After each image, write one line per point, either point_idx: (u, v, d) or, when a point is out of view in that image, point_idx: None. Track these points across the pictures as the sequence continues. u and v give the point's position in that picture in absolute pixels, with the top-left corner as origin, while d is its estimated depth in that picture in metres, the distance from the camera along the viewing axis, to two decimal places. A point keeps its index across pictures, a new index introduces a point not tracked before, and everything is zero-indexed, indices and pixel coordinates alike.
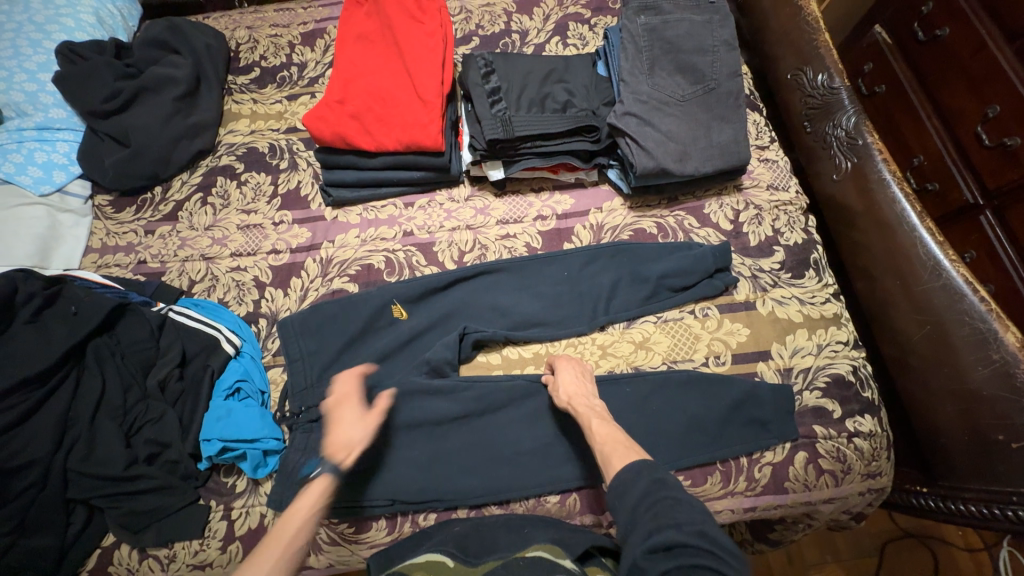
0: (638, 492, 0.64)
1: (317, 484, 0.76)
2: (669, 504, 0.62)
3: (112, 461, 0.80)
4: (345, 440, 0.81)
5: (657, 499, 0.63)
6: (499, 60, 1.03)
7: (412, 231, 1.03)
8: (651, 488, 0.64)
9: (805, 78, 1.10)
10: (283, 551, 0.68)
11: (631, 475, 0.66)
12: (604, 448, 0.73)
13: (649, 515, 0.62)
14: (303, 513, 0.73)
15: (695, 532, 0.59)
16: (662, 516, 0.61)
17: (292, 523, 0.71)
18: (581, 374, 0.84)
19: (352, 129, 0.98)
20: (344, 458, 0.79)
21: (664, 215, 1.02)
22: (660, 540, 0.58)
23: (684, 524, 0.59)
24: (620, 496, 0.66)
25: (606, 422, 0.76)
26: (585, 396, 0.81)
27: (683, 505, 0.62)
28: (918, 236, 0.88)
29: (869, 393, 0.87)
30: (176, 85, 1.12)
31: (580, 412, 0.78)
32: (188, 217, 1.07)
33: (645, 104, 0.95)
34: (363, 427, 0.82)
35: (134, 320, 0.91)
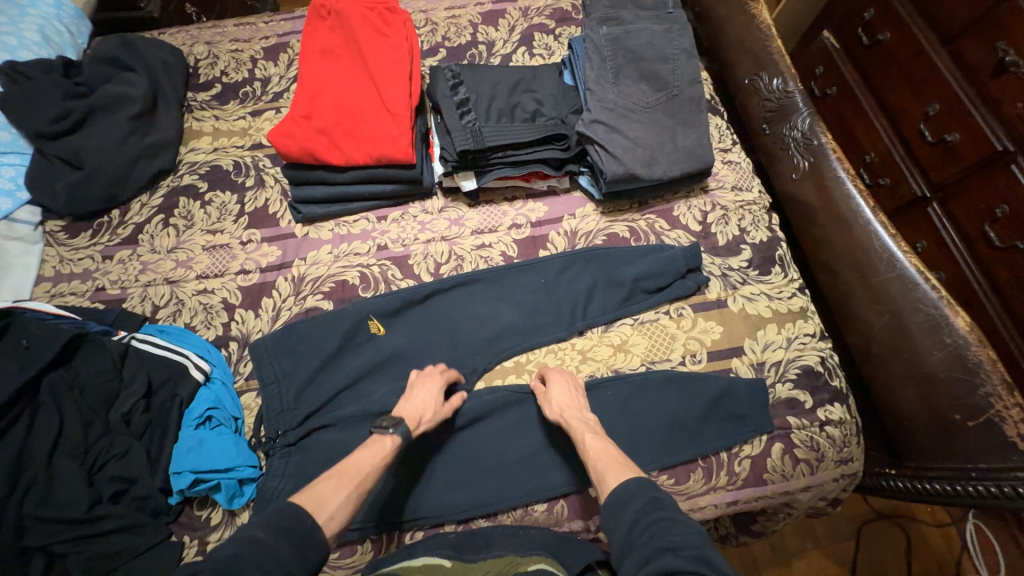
0: (633, 512, 0.64)
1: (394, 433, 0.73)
2: (665, 525, 0.61)
3: (74, 502, 0.76)
4: (419, 411, 0.79)
5: (653, 519, 0.62)
6: (467, 71, 1.03)
7: (386, 244, 1.02)
8: (647, 509, 0.64)
9: (762, 82, 1.15)
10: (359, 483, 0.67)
11: (628, 494, 0.66)
12: (599, 464, 0.72)
13: (646, 537, 0.61)
14: (375, 459, 0.70)
15: (693, 555, 0.58)
16: (658, 538, 0.60)
17: (370, 458, 0.70)
18: (572, 389, 0.84)
19: (321, 144, 0.96)
20: (414, 429, 0.77)
21: (636, 219, 1.04)
22: (658, 565, 0.57)
23: (681, 547, 0.58)
24: (615, 516, 0.65)
25: (599, 436, 0.77)
26: (575, 408, 0.81)
27: (680, 526, 0.61)
28: (873, 229, 0.93)
29: (838, 382, 0.91)
30: (131, 103, 1.08)
31: (573, 425, 0.78)
32: (149, 239, 1.03)
33: (613, 112, 0.98)
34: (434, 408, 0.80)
35: (93, 351, 0.86)
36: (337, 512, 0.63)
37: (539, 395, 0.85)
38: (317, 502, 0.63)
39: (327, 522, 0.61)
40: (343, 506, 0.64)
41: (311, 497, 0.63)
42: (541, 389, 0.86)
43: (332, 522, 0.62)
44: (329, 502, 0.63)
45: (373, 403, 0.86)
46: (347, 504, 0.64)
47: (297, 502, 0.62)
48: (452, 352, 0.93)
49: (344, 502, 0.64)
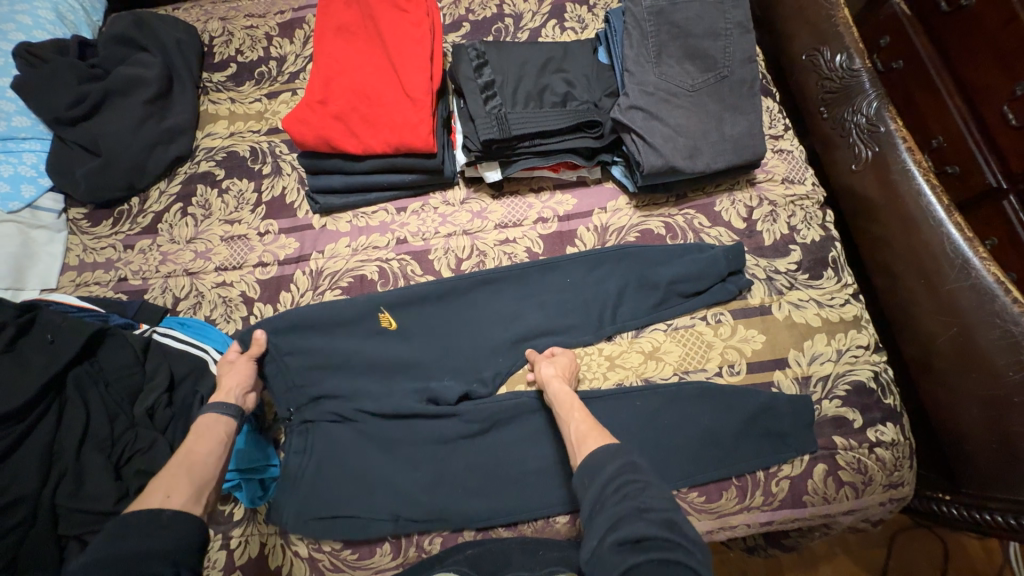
0: (607, 473, 0.61)
1: (207, 417, 0.75)
2: (638, 487, 0.59)
3: (102, 496, 0.77)
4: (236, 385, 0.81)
5: (625, 482, 0.60)
6: (492, 50, 0.95)
7: (405, 237, 0.97)
8: (621, 470, 0.61)
9: (822, 58, 1.02)
10: (189, 461, 0.69)
11: (604, 458, 0.63)
12: (581, 427, 0.71)
13: (617, 499, 0.59)
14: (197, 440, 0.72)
15: (660, 519, 0.56)
16: (630, 500, 0.57)
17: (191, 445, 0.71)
18: (569, 358, 0.83)
19: (337, 131, 0.91)
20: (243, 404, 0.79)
21: (672, 214, 0.96)
22: (629, 532, 0.55)
23: (651, 509, 0.56)
24: (589, 477, 0.63)
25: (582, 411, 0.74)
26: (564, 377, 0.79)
27: (652, 488, 0.59)
28: (946, 231, 0.82)
29: (891, 399, 0.83)
30: (146, 86, 1.04)
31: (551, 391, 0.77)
32: (169, 229, 1.01)
33: (652, 97, 0.88)
34: (236, 370, 0.82)
35: (116, 345, 0.86)
36: (169, 492, 0.64)
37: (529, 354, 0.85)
38: (148, 493, 0.64)
39: (163, 502, 0.63)
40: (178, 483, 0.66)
41: (142, 494, 0.64)
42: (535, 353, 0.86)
43: (171, 498, 0.64)
44: (156, 491, 0.64)
45: (392, 407, 0.84)
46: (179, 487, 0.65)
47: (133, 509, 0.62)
48: (474, 354, 0.88)
49: (180, 483, 0.66)
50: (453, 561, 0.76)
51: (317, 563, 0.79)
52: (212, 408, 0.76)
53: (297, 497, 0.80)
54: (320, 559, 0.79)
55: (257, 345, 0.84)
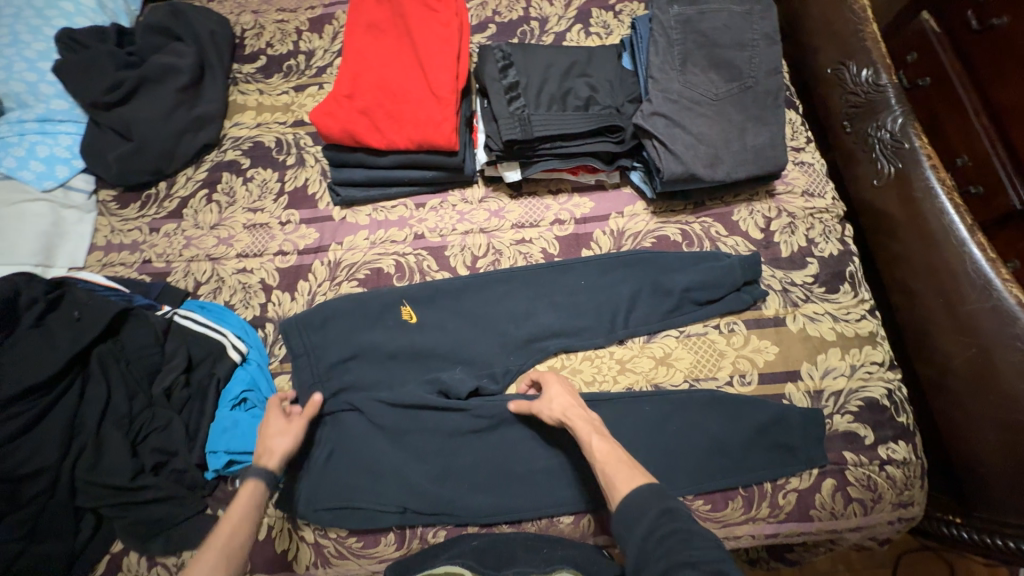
0: (649, 521, 0.60)
1: (250, 486, 0.72)
2: (683, 539, 0.58)
3: (119, 471, 0.79)
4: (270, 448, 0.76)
5: (669, 531, 0.59)
6: (518, 52, 0.96)
7: (423, 233, 0.98)
8: (662, 520, 0.60)
9: (848, 73, 1.02)
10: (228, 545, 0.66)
11: (642, 501, 0.62)
12: (606, 467, 0.68)
13: (660, 553, 0.58)
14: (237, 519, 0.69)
15: (711, 570, 0.56)
16: (676, 554, 0.57)
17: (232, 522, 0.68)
18: (565, 385, 0.80)
19: (362, 126, 0.92)
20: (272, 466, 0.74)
21: (689, 221, 0.96)
22: None
23: (700, 562, 0.57)
24: (630, 524, 0.61)
25: (605, 437, 0.71)
26: (577, 407, 0.76)
27: (697, 538, 0.59)
28: (968, 251, 0.82)
29: (904, 417, 0.82)
30: (179, 75, 1.07)
31: (577, 427, 0.73)
32: (193, 214, 1.04)
33: (676, 104, 0.89)
34: (289, 435, 0.77)
35: (138, 325, 0.89)
36: None
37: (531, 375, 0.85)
38: None
39: None
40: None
41: None
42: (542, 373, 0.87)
43: None
44: None
45: (402, 400, 0.85)
46: None
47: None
48: (485, 349, 0.89)
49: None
50: (458, 553, 0.76)
51: (322, 549, 0.80)
52: (255, 477, 0.73)
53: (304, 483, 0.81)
54: (325, 545, 0.80)
55: (314, 409, 0.81)
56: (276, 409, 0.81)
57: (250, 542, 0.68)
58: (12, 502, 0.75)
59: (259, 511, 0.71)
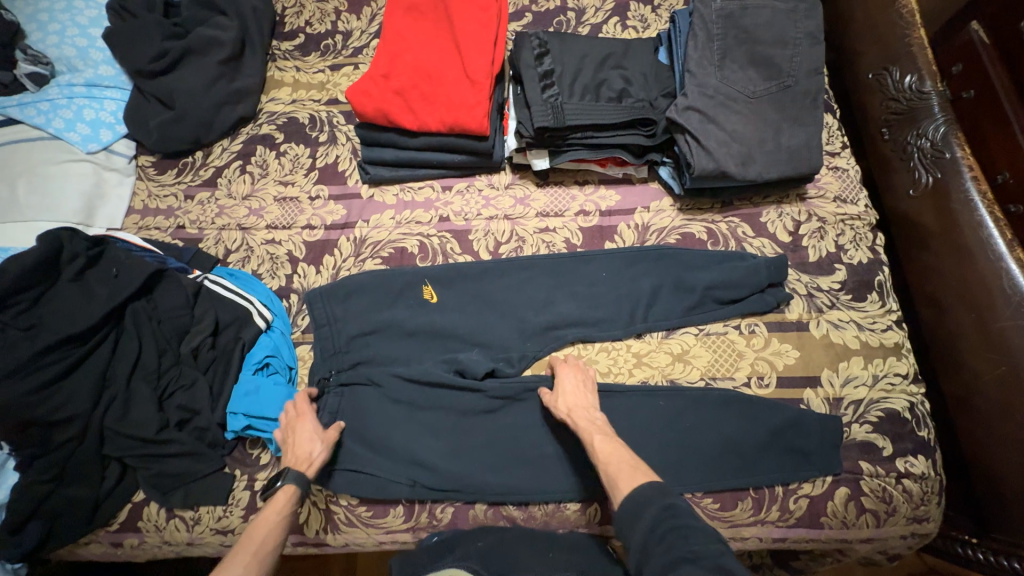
0: (648, 519, 0.61)
1: (287, 491, 0.73)
2: (682, 535, 0.58)
3: (146, 423, 0.82)
4: (306, 452, 0.77)
5: (669, 528, 0.59)
6: (555, 40, 0.96)
7: (448, 216, 0.99)
8: (662, 516, 0.61)
9: (890, 78, 1.00)
10: (259, 550, 0.68)
11: (642, 500, 0.63)
12: (608, 468, 0.69)
13: (662, 548, 0.58)
14: (270, 522, 0.70)
15: (711, 567, 0.55)
16: (675, 549, 0.57)
17: (265, 528, 0.70)
18: (580, 383, 0.81)
19: (396, 106, 0.94)
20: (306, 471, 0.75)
21: (716, 220, 0.95)
22: None
23: (701, 558, 0.56)
24: (630, 524, 0.62)
25: (608, 437, 0.72)
26: (584, 409, 0.78)
27: (697, 534, 0.58)
28: (1004, 266, 0.80)
29: (925, 432, 0.81)
30: (221, 48, 1.10)
31: (580, 427, 0.75)
32: (227, 184, 1.06)
33: (711, 100, 0.88)
34: (323, 444, 0.78)
35: (171, 286, 0.92)
36: None
37: (556, 361, 0.85)
38: None
39: None
40: None
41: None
42: (560, 360, 0.86)
43: None
44: None
45: (418, 378, 0.86)
46: None
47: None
48: (502, 333, 0.90)
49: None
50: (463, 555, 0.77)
51: (332, 516, 0.82)
52: (289, 481, 0.73)
53: None
54: (335, 512, 0.82)
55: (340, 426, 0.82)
56: (310, 414, 0.81)
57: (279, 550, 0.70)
58: (44, 445, 0.78)
59: (289, 517, 0.72)
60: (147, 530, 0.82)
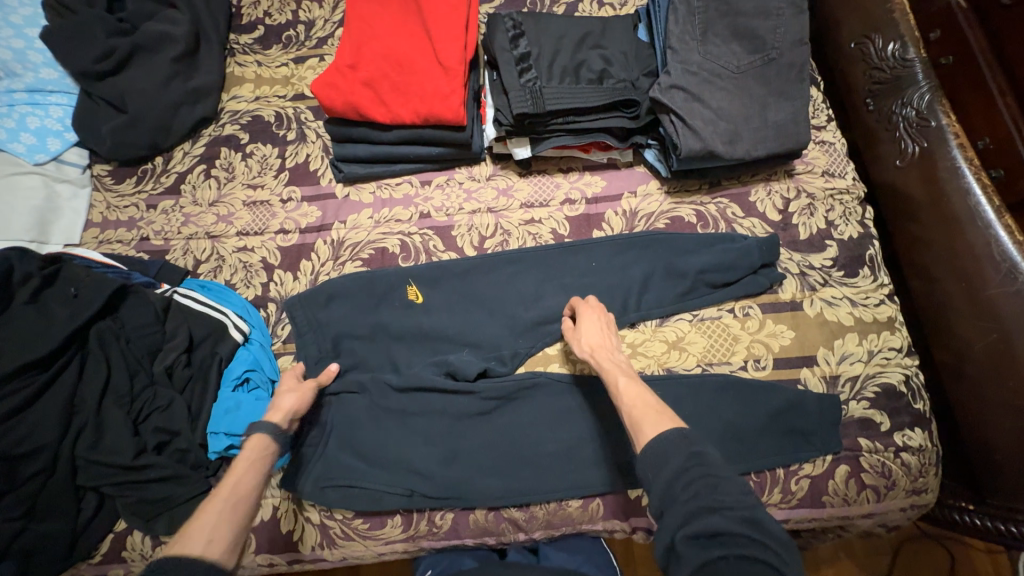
0: (674, 465, 0.56)
1: (253, 441, 0.69)
2: (711, 484, 0.54)
3: (121, 450, 0.77)
4: (278, 404, 0.75)
5: (695, 476, 0.55)
6: (529, 21, 0.92)
7: (429, 212, 0.95)
8: (687, 465, 0.56)
9: (872, 47, 0.97)
10: (236, 495, 0.63)
11: (667, 447, 0.58)
12: (633, 411, 0.64)
13: (688, 495, 0.54)
14: (245, 466, 0.66)
15: (738, 517, 0.52)
16: (700, 498, 0.53)
17: (237, 473, 0.65)
18: (604, 326, 0.78)
19: (366, 98, 0.89)
20: (280, 420, 0.72)
21: (705, 202, 0.93)
22: (703, 526, 0.51)
23: (726, 508, 0.53)
24: (654, 468, 0.58)
25: (633, 381, 0.69)
26: (606, 348, 0.75)
27: (726, 483, 0.54)
28: (993, 232, 0.80)
29: (921, 405, 0.81)
30: (174, 44, 1.02)
31: (603, 367, 0.71)
32: (192, 191, 1.00)
33: (696, 77, 0.85)
34: (296, 394, 0.76)
35: (138, 303, 0.86)
36: (214, 531, 0.58)
37: (576, 304, 0.82)
38: (188, 532, 0.57)
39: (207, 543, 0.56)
40: (221, 524, 0.59)
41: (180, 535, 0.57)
42: (580, 302, 0.83)
43: (214, 540, 0.57)
44: (198, 528, 0.58)
45: (409, 382, 0.83)
46: (223, 524, 0.59)
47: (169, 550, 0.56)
48: (492, 331, 0.87)
49: (223, 519, 0.59)
50: None
51: (328, 530, 0.79)
52: (258, 429, 0.70)
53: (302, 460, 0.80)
54: (331, 526, 0.79)
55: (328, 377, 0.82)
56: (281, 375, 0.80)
57: (258, 492, 0.65)
58: (11, 481, 0.73)
59: (266, 461, 0.68)
60: (132, 560, 0.78)
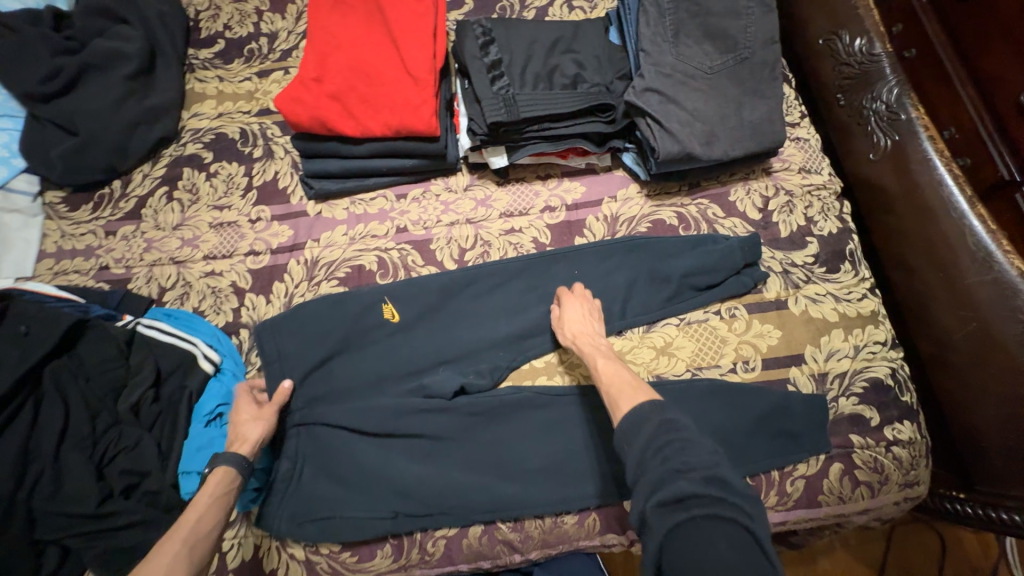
0: (645, 436, 0.58)
1: (219, 474, 0.68)
2: (678, 448, 0.55)
3: (84, 498, 0.72)
4: (242, 433, 0.73)
5: (665, 442, 0.56)
6: (499, 27, 0.90)
7: (406, 226, 0.92)
8: (659, 434, 0.57)
9: (840, 43, 0.98)
10: (189, 540, 0.63)
11: (640, 417, 0.61)
12: (611, 388, 0.68)
13: (656, 461, 0.55)
14: (206, 502, 0.66)
15: (705, 477, 0.52)
16: (668, 462, 0.54)
17: (199, 511, 0.65)
18: (586, 313, 0.81)
19: (333, 112, 0.85)
20: (245, 450, 0.71)
21: (685, 204, 0.92)
22: (670, 491, 0.51)
23: (692, 468, 0.53)
24: (629, 439, 0.60)
25: (610, 360, 0.73)
26: (589, 335, 0.79)
27: (693, 446, 0.55)
28: (967, 224, 0.79)
29: (908, 397, 0.81)
30: (127, 61, 0.97)
31: (584, 352, 0.76)
32: (154, 215, 0.95)
33: (670, 79, 0.84)
34: (262, 423, 0.74)
35: (98, 337, 0.81)
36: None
37: (562, 293, 0.84)
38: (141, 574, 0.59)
39: None
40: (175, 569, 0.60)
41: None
42: (567, 290, 0.85)
43: None
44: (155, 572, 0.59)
45: (388, 406, 0.80)
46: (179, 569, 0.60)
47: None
48: (477, 346, 0.84)
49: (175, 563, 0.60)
50: None
51: (313, 566, 0.75)
52: (222, 460, 0.69)
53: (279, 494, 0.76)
54: (316, 562, 0.75)
55: (284, 396, 0.78)
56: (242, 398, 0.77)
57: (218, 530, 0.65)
58: None
59: (231, 497, 0.68)
60: None
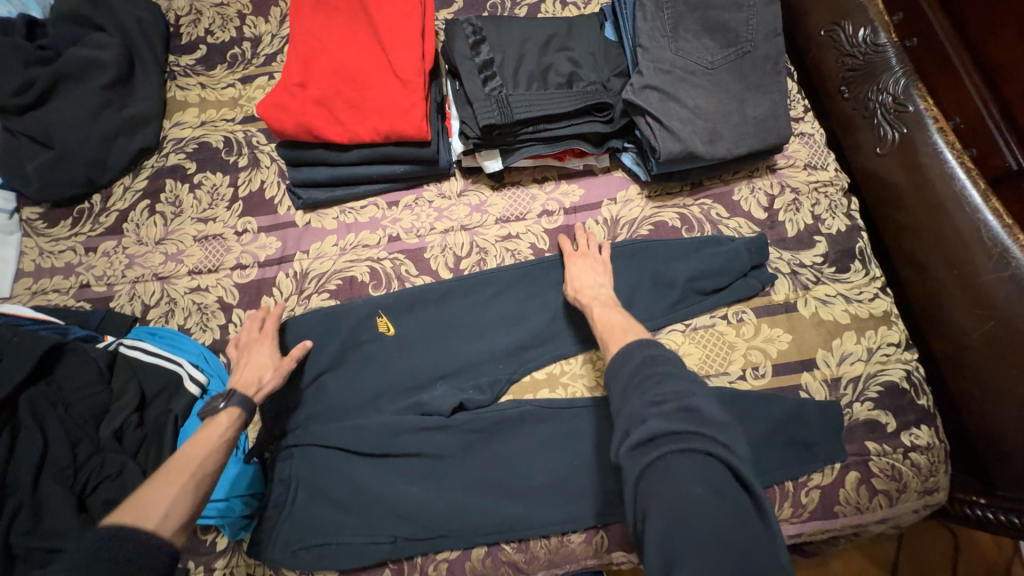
0: (630, 367, 0.59)
1: (228, 413, 0.67)
2: (655, 379, 0.55)
3: (64, 532, 0.68)
4: (256, 377, 0.73)
5: (645, 372, 0.57)
6: (490, 25, 0.86)
7: (398, 235, 0.89)
8: (641, 365, 0.58)
9: (843, 33, 0.95)
10: (196, 474, 0.61)
11: (626, 353, 0.61)
12: (603, 333, 0.69)
13: (634, 397, 0.55)
14: (213, 442, 0.64)
15: (678, 407, 0.51)
16: (647, 391, 0.54)
17: (207, 447, 0.63)
18: (591, 265, 0.81)
19: (319, 118, 0.82)
20: (253, 395, 0.71)
21: (688, 204, 0.89)
22: (642, 433, 0.50)
23: (666, 394, 0.53)
24: (616, 369, 0.61)
25: (606, 308, 0.73)
26: (590, 286, 0.78)
27: (672, 376, 0.55)
28: (982, 218, 0.77)
29: (925, 400, 0.78)
30: (103, 70, 0.93)
31: (584, 302, 0.76)
32: (135, 229, 0.91)
33: (669, 75, 0.81)
34: (276, 372, 0.74)
35: (78, 360, 0.77)
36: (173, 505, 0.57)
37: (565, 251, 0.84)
38: (136, 504, 0.56)
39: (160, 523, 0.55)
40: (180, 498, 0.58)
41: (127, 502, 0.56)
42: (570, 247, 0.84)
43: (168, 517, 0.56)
44: (162, 500, 0.57)
45: (384, 425, 0.76)
46: (183, 500, 0.58)
47: (116, 518, 0.54)
48: (475, 359, 0.81)
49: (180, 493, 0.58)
50: None
51: None
52: (234, 400, 0.69)
53: (274, 522, 0.73)
54: None
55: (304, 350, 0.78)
56: (271, 338, 0.78)
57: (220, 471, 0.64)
58: None
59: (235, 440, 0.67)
60: None
